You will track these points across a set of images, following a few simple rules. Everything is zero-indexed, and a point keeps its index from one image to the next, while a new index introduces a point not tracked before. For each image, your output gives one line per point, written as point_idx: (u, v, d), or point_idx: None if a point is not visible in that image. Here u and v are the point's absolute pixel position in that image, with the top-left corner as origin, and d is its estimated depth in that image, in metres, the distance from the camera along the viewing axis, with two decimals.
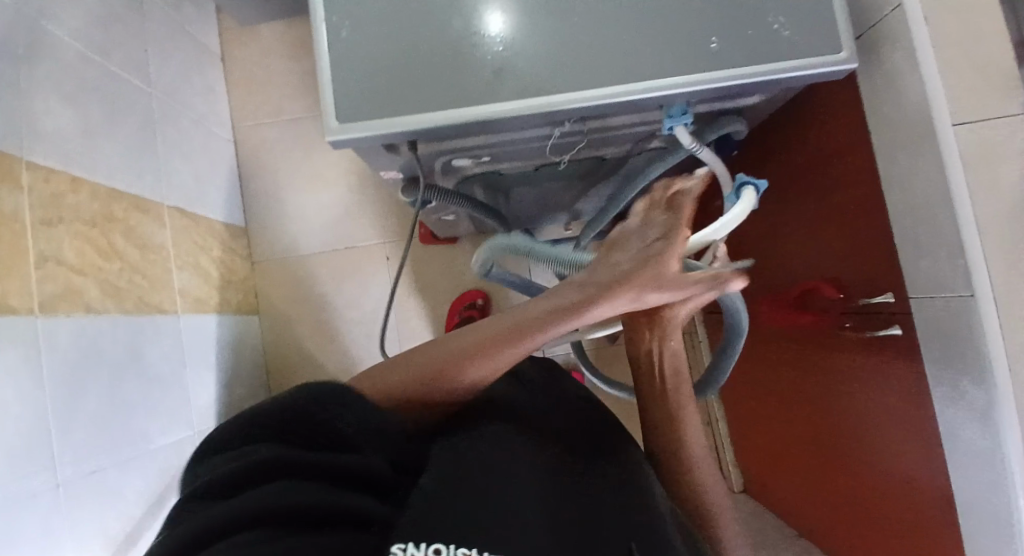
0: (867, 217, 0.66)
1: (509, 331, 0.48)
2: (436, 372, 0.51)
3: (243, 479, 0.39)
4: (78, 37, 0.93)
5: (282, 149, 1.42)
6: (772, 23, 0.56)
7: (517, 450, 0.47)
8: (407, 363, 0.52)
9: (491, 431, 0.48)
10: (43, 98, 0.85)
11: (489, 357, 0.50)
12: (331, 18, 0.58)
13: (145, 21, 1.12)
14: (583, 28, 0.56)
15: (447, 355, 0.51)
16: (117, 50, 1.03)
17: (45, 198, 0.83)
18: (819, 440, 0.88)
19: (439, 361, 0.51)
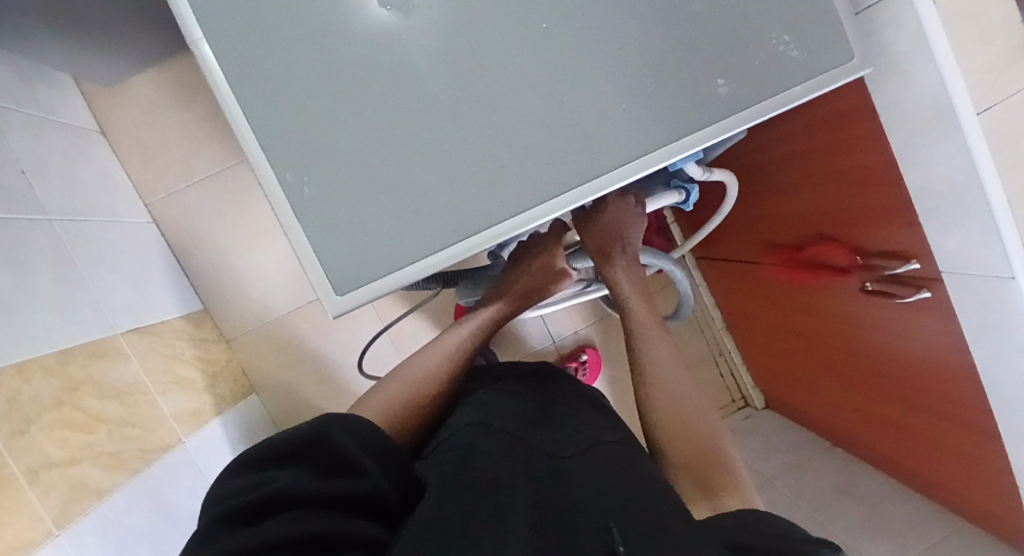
0: (880, 192, 0.65)
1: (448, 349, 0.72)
2: (408, 385, 0.66)
3: (264, 507, 0.45)
4: None
5: (209, 212, 1.26)
6: (777, 45, 0.51)
7: (506, 456, 0.53)
8: (385, 382, 0.67)
9: (481, 445, 0.55)
10: None
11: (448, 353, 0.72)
12: (284, 178, 0.46)
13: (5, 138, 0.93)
14: (581, 108, 0.49)
15: (413, 370, 0.68)
16: None
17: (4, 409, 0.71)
18: (830, 346, 0.92)
19: (411, 377, 0.67)
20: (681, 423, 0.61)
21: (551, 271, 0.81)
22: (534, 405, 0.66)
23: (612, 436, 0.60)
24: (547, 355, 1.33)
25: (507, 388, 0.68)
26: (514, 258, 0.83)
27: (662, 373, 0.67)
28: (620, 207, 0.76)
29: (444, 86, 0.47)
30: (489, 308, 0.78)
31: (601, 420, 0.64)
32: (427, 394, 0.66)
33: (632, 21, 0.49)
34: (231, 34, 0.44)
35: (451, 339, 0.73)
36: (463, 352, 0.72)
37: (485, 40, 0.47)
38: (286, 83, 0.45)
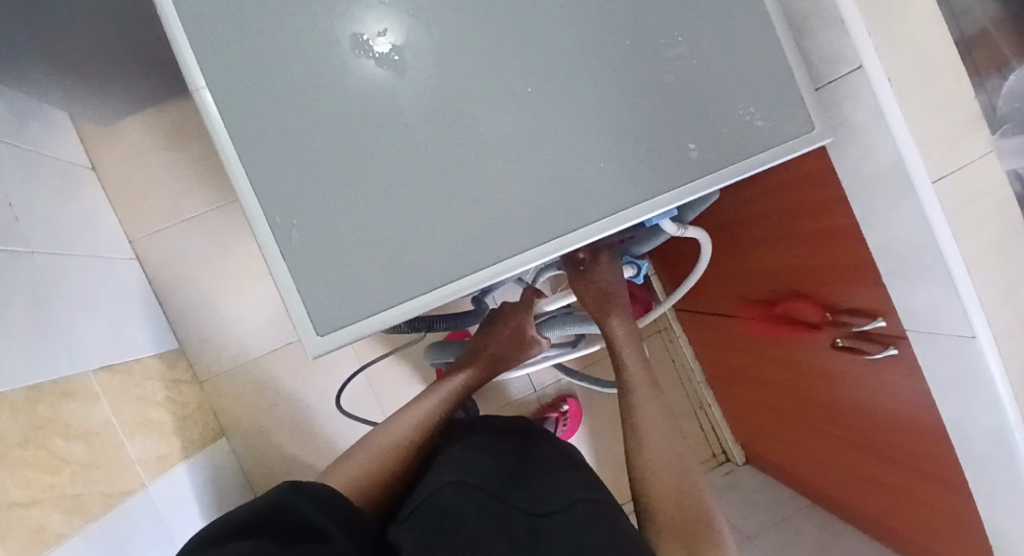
0: (846, 252, 0.69)
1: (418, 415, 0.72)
2: (370, 458, 0.67)
3: None
4: None
5: (193, 252, 1.26)
6: (744, 114, 0.55)
7: (478, 524, 0.52)
8: (352, 451, 0.68)
9: (456, 510, 0.54)
10: None
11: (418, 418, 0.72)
12: (273, 220, 0.47)
13: None
14: (562, 165, 0.52)
15: (378, 441, 0.69)
16: None
17: None
18: (808, 405, 0.93)
19: (378, 448, 0.68)
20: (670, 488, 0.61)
21: (522, 335, 0.81)
22: (510, 459, 0.65)
23: (588, 495, 0.59)
24: (528, 405, 1.32)
25: (481, 442, 0.67)
26: (488, 322, 0.84)
27: (658, 431, 0.67)
28: (612, 270, 0.76)
29: (433, 139, 0.50)
30: (459, 375, 0.78)
31: (579, 478, 0.63)
32: (390, 464, 0.67)
33: (611, 86, 0.53)
34: (231, 84, 0.46)
35: (420, 405, 0.73)
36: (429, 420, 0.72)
37: (472, 99, 0.50)
38: (281, 131, 0.47)
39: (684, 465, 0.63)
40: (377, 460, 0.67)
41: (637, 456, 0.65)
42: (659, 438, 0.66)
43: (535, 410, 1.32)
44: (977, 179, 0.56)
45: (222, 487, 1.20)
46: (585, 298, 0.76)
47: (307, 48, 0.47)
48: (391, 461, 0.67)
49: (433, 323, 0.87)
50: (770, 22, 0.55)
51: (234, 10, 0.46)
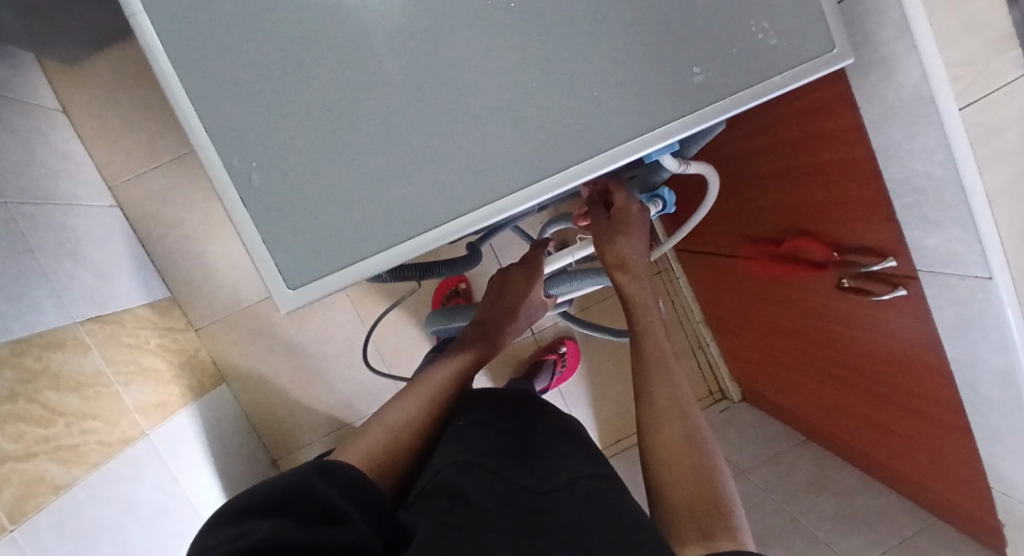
0: (859, 186, 0.64)
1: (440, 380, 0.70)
2: (392, 433, 0.62)
3: None
4: None
5: (176, 196, 1.21)
6: (756, 31, 0.49)
7: (487, 508, 0.50)
8: (370, 426, 0.63)
9: (466, 493, 0.52)
10: None
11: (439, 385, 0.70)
12: (230, 162, 0.43)
13: None
14: (552, 94, 0.47)
15: (400, 416, 0.65)
16: None
17: None
18: (817, 355, 0.90)
19: (390, 425, 0.63)
20: (684, 474, 0.53)
21: (529, 304, 0.80)
22: (513, 437, 0.63)
23: (591, 469, 0.58)
24: (526, 347, 1.31)
25: (485, 418, 0.65)
26: (498, 287, 0.81)
27: (672, 408, 0.59)
28: (635, 234, 0.70)
29: (405, 69, 0.45)
30: (478, 343, 0.75)
31: (582, 453, 0.61)
32: (412, 439, 0.63)
33: (605, 6, 0.47)
34: (177, 6, 0.41)
35: (439, 373, 0.71)
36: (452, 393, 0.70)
37: (450, 18, 0.45)
38: (236, 62, 0.42)
39: (710, 449, 0.55)
40: (402, 434, 0.63)
41: (651, 435, 0.57)
42: (676, 414, 0.58)
43: (533, 353, 1.32)
44: (1012, 106, 0.51)
45: (225, 430, 1.22)
46: (603, 244, 0.70)
47: None
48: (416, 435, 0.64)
49: (427, 271, 0.83)
50: None
51: None
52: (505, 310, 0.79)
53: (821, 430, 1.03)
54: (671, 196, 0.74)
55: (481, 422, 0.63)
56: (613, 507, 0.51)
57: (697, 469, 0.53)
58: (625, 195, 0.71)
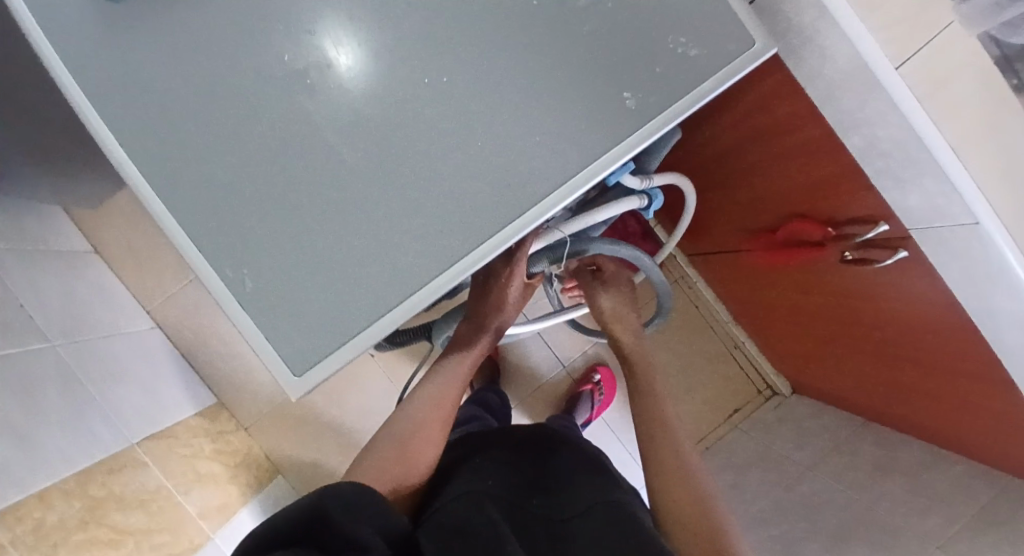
0: (829, 158, 0.65)
1: (436, 402, 0.68)
2: (396, 448, 0.62)
3: None
4: None
5: (208, 306, 1.29)
6: (675, 46, 0.51)
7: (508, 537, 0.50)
8: (373, 447, 0.63)
9: (484, 525, 0.51)
10: None
11: (440, 408, 0.67)
12: (224, 273, 0.46)
13: (5, 276, 0.98)
14: (499, 146, 0.50)
15: (401, 430, 0.64)
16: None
17: (31, 536, 0.78)
18: (843, 328, 0.88)
19: (400, 445, 0.63)
20: (696, 537, 0.56)
21: (517, 289, 0.71)
22: (531, 472, 0.64)
23: (607, 497, 0.58)
24: (561, 382, 1.33)
25: (500, 456, 0.65)
26: (481, 278, 0.72)
27: (681, 479, 0.62)
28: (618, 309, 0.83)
29: (359, 156, 0.48)
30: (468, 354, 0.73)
31: (597, 482, 0.62)
32: (425, 459, 0.63)
33: (531, 59, 0.50)
34: (153, 150, 0.46)
35: (438, 393, 0.69)
36: (451, 401, 0.69)
37: (389, 104, 0.49)
38: (213, 184, 0.47)
39: (721, 514, 0.59)
40: (405, 447, 0.62)
41: (665, 503, 0.60)
42: (687, 487, 0.61)
43: (569, 386, 1.32)
44: (951, 54, 0.51)
45: None
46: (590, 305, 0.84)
47: (220, 98, 0.47)
48: (423, 446, 0.63)
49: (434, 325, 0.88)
50: None
51: (149, 81, 0.47)
52: (492, 301, 0.72)
53: (869, 405, 0.99)
54: (659, 195, 0.71)
55: (496, 459, 0.64)
56: (631, 537, 0.51)
57: (711, 531, 0.56)
58: (613, 209, 0.68)
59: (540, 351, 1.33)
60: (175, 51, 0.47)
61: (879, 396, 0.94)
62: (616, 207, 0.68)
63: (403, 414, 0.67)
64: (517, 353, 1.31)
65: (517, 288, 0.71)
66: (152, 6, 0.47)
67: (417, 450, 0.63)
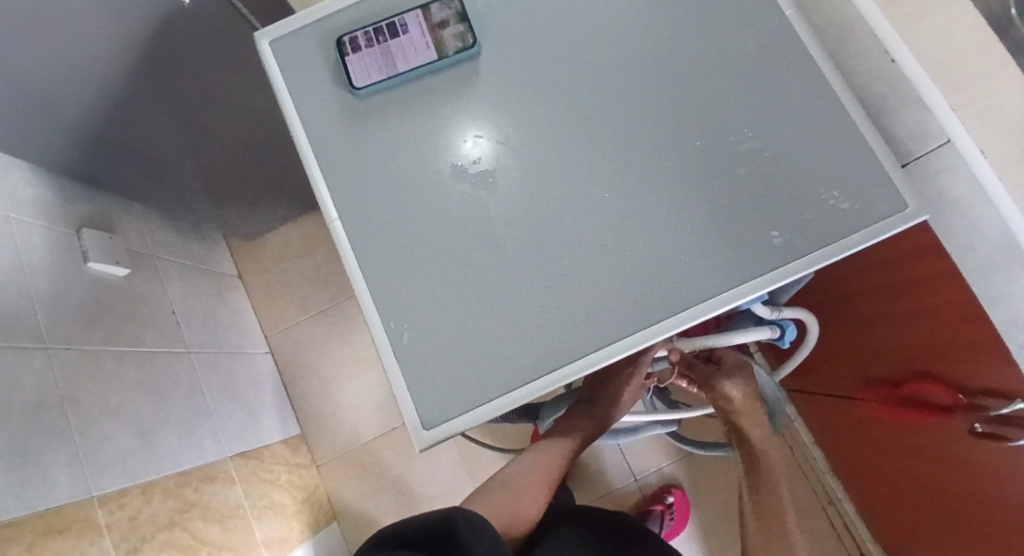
0: (965, 325, 0.64)
1: (541, 471, 0.79)
2: (510, 495, 0.76)
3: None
4: (114, 344, 0.92)
5: (318, 344, 1.40)
6: (827, 198, 0.53)
7: None
8: (494, 488, 0.77)
9: None
10: (97, 425, 0.82)
11: (544, 477, 0.79)
12: (388, 325, 0.53)
13: (165, 283, 1.13)
14: (642, 260, 0.53)
15: (516, 482, 0.78)
16: (148, 331, 1.02)
17: (124, 528, 0.80)
18: (960, 503, 0.80)
19: (508, 496, 0.76)
20: None
21: (634, 384, 0.79)
22: None
23: None
24: (630, 494, 1.29)
25: None
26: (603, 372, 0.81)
27: None
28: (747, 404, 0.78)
29: (518, 248, 0.54)
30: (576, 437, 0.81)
31: None
32: (525, 518, 0.74)
33: (690, 185, 0.55)
34: (358, 219, 0.56)
35: (542, 464, 0.80)
36: (556, 470, 0.80)
37: (548, 212, 0.55)
38: (395, 253, 0.55)
39: None
40: (517, 497, 0.75)
41: None
42: None
43: (638, 501, 1.27)
44: None
45: None
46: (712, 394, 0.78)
47: (417, 187, 0.56)
48: (530, 499, 0.76)
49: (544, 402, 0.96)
50: (842, 109, 0.55)
51: (368, 167, 0.57)
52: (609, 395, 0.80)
53: None
54: (791, 329, 0.72)
55: None
56: None
57: None
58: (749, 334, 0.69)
59: (615, 456, 1.31)
60: (391, 143, 0.58)
61: None
62: (752, 332, 0.69)
63: (514, 472, 0.79)
64: (590, 454, 1.30)
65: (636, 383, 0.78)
66: (382, 109, 0.58)
67: (519, 510, 0.74)
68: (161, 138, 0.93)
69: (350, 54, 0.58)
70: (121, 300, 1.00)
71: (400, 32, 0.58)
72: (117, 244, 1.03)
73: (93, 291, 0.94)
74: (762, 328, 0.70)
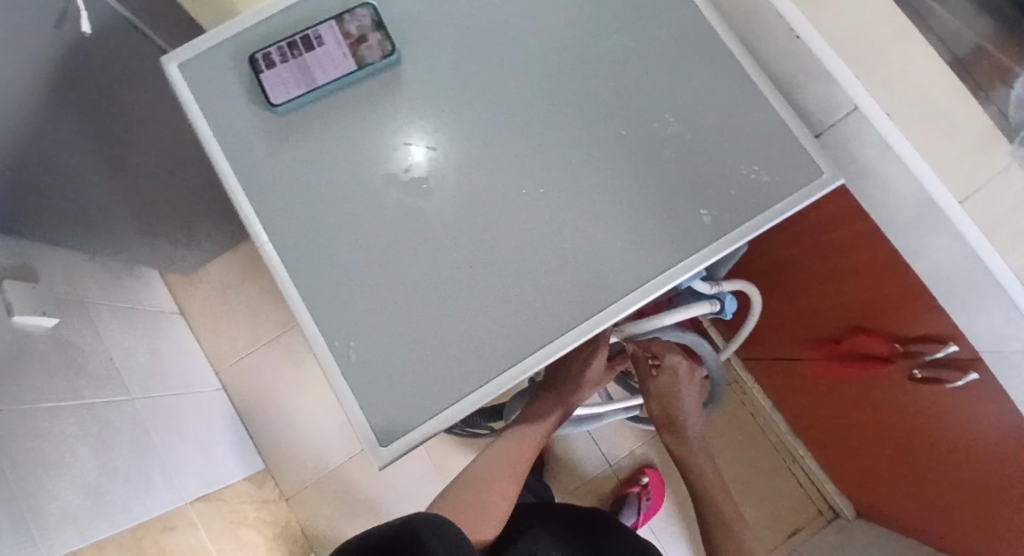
0: (888, 275, 0.67)
1: (503, 467, 0.79)
2: (474, 496, 0.76)
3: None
4: (48, 398, 0.87)
5: (272, 373, 1.35)
6: (749, 172, 0.55)
7: None
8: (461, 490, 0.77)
9: None
10: (40, 485, 0.77)
11: (507, 476, 0.78)
12: (333, 343, 0.52)
13: (97, 328, 1.07)
14: (581, 249, 0.54)
15: (482, 478, 0.78)
16: (83, 380, 0.96)
17: None
18: (912, 447, 0.84)
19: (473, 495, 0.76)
20: None
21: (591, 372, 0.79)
22: None
23: None
24: (606, 480, 1.30)
25: None
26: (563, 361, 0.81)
27: None
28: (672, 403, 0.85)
29: (460, 248, 0.54)
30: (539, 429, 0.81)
31: None
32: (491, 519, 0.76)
33: (620, 172, 0.56)
34: (286, 238, 0.55)
35: (505, 458, 0.80)
36: (522, 461, 0.80)
37: (482, 210, 0.55)
38: (333, 268, 0.54)
39: None
40: (484, 495, 0.77)
41: None
42: None
43: (614, 487, 1.29)
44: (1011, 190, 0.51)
45: None
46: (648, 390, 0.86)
47: (348, 198, 0.55)
48: (500, 498, 0.77)
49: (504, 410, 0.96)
50: (754, 86, 0.57)
51: (296, 181, 0.56)
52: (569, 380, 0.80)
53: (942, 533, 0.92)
54: (731, 301, 0.73)
55: None
56: None
57: None
58: (692, 307, 0.71)
59: (588, 446, 1.32)
60: (319, 157, 0.56)
61: (953, 524, 0.87)
62: (695, 306, 0.71)
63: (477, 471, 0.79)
64: (565, 447, 1.31)
65: (597, 369, 0.78)
66: (303, 120, 0.57)
67: (485, 510, 0.76)
68: (82, 176, 0.88)
69: (265, 71, 0.57)
70: (51, 351, 0.93)
71: (314, 45, 0.57)
72: (42, 292, 0.97)
73: (20, 342, 0.87)
74: (704, 302, 0.71)
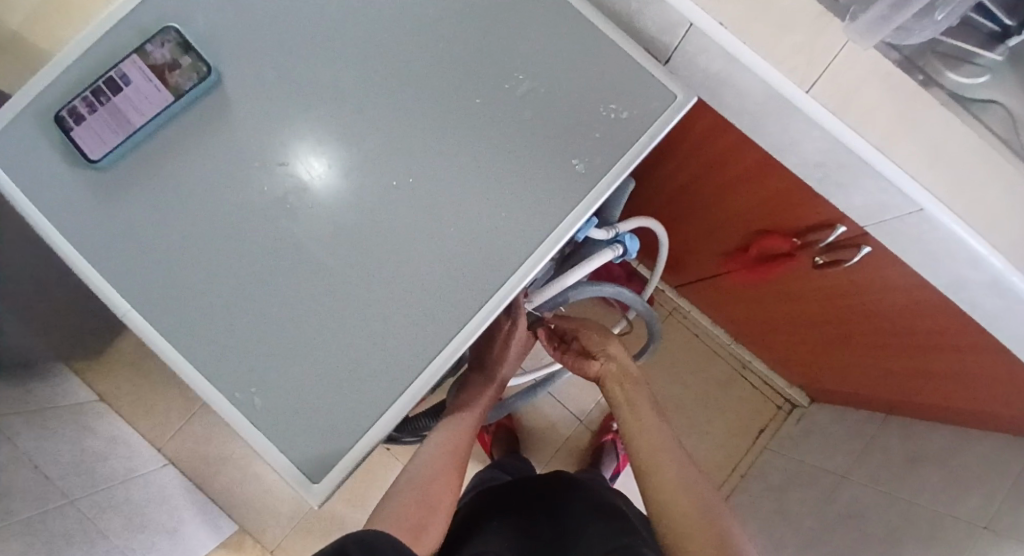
0: (767, 175, 0.69)
1: (438, 459, 0.69)
2: (412, 501, 0.65)
3: None
4: None
5: (219, 432, 1.29)
6: (608, 111, 0.55)
7: None
8: (395, 494, 0.66)
9: None
10: None
11: (444, 465, 0.68)
12: (235, 397, 0.50)
13: (37, 425, 0.99)
14: (465, 231, 0.53)
15: (419, 476, 0.68)
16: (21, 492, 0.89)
17: None
18: (834, 326, 0.89)
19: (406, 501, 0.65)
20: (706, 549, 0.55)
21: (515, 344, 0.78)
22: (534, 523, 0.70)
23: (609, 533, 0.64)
24: (581, 436, 1.32)
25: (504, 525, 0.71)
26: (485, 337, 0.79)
27: (677, 490, 0.61)
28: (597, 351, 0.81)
29: (342, 262, 0.52)
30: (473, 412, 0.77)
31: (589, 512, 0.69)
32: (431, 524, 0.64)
33: (482, 143, 0.54)
34: (151, 304, 0.51)
35: (438, 448, 0.71)
36: (461, 448, 0.72)
37: (354, 217, 0.52)
38: (214, 319, 0.51)
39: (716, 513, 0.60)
40: (421, 495, 0.66)
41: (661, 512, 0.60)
42: (694, 504, 0.60)
43: (589, 441, 1.32)
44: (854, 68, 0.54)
45: None
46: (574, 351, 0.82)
47: (209, 241, 0.52)
48: (447, 492, 0.67)
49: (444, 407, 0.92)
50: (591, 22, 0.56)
51: (148, 240, 0.52)
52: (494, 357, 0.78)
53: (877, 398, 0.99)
54: (632, 241, 0.74)
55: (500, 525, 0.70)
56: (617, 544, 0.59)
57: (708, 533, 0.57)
58: (597, 256, 0.71)
59: (555, 409, 1.33)
60: (167, 206, 0.52)
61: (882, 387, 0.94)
62: (598, 254, 0.71)
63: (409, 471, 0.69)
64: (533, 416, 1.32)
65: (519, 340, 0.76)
66: (133, 171, 0.52)
67: (427, 515, 0.64)
68: None
69: (76, 128, 0.51)
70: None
71: (121, 86, 0.52)
72: None
73: None
74: (608, 249, 0.72)
